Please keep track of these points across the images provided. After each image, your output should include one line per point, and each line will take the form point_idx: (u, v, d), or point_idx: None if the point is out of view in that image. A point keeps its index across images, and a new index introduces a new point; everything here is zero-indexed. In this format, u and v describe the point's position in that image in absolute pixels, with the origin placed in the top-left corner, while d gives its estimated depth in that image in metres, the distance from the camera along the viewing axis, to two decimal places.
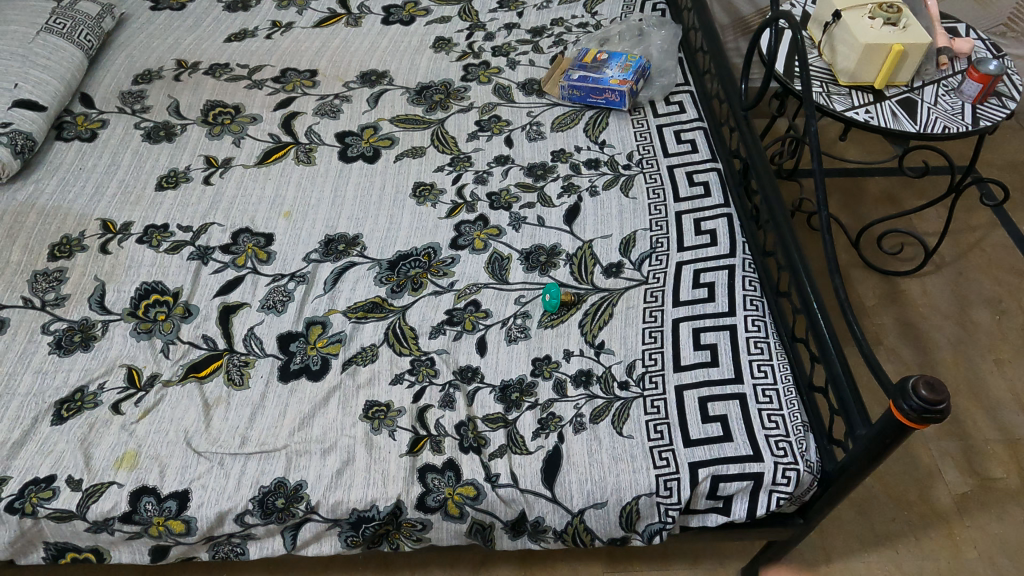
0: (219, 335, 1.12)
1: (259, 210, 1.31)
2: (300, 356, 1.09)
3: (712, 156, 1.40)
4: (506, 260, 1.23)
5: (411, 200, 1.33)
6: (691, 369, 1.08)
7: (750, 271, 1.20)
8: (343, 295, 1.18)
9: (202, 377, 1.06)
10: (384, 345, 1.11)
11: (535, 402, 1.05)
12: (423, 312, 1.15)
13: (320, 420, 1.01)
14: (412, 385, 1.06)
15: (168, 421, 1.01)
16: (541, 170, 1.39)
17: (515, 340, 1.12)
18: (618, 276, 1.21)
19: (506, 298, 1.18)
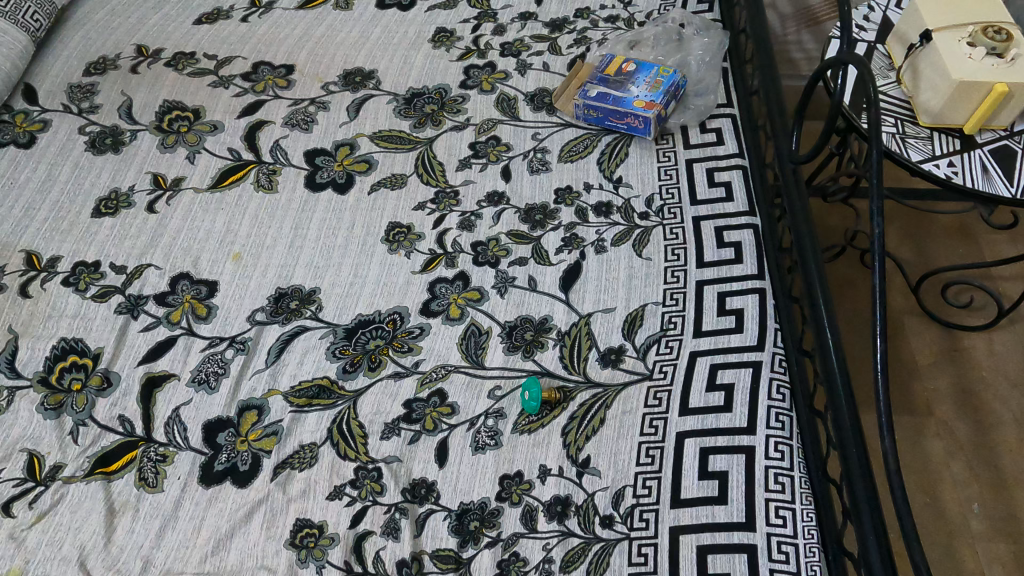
0: (138, 416, 0.96)
1: (205, 250, 1.12)
2: (227, 453, 0.93)
3: (749, 207, 1.16)
4: (484, 336, 1.03)
5: (382, 245, 1.13)
6: (693, 505, 0.89)
7: (779, 373, 0.98)
8: (287, 370, 1.00)
9: (110, 474, 0.90)
10: (326, 445, 0.93)
11: (496, 537, 0.86)
12: (378, 402, 0.97)
13: (238, 543, 0.85)
14: (352, 504, 0.88)
15: (63, 530, 0.86)
16: (540, 213, 1.16)
17: (483, 449, 0.93)
18: (617, 366, 1.00)
19: (478, 389, 0.98)
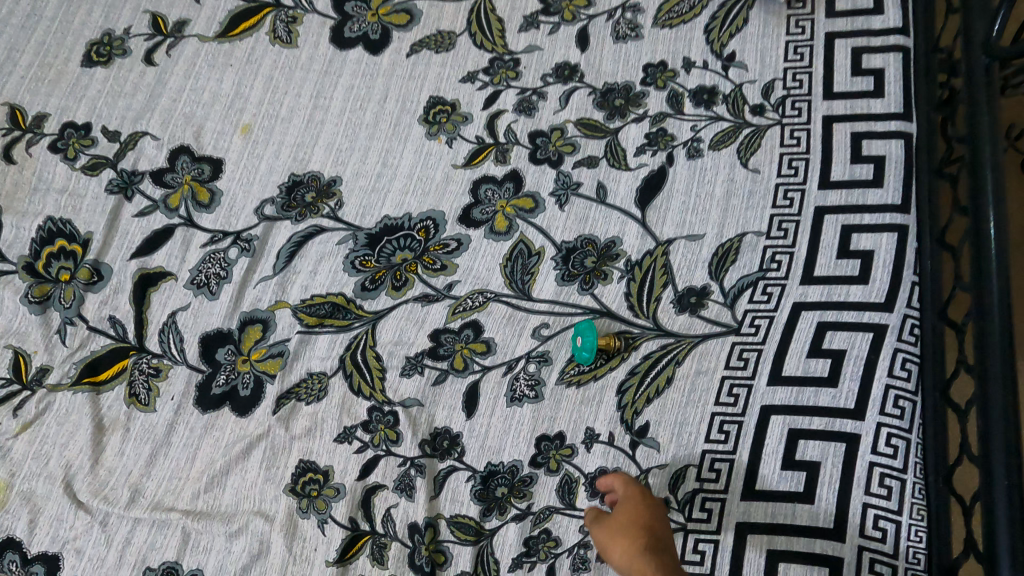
0: (131, 319, 0.83)
1: (210, 118, 0.93)
2: (226, 373, 0.81)
3: (903, 108, 0.86)
4: (534, 258, 0.83)
5: (419, 128, 0.91)
6: (768, 499, 0.72)
7: (907, 343, 0.76)
8: (298, 280, 0.84)
9: (99, 384, 0.80)
10: (337, 377, 0.79)
11: (526, 510, 0.73)
12: (400, 330, 0.81)
13: (234, 481, 0.75)
14: (362, 450, 0.76)
15: (51, 444, 0.78)
16: (621, 99, 0.90)
17: (520, 401, 0.77)
18: (696, 313, 0.80)
19: (520, 325, 0.80)
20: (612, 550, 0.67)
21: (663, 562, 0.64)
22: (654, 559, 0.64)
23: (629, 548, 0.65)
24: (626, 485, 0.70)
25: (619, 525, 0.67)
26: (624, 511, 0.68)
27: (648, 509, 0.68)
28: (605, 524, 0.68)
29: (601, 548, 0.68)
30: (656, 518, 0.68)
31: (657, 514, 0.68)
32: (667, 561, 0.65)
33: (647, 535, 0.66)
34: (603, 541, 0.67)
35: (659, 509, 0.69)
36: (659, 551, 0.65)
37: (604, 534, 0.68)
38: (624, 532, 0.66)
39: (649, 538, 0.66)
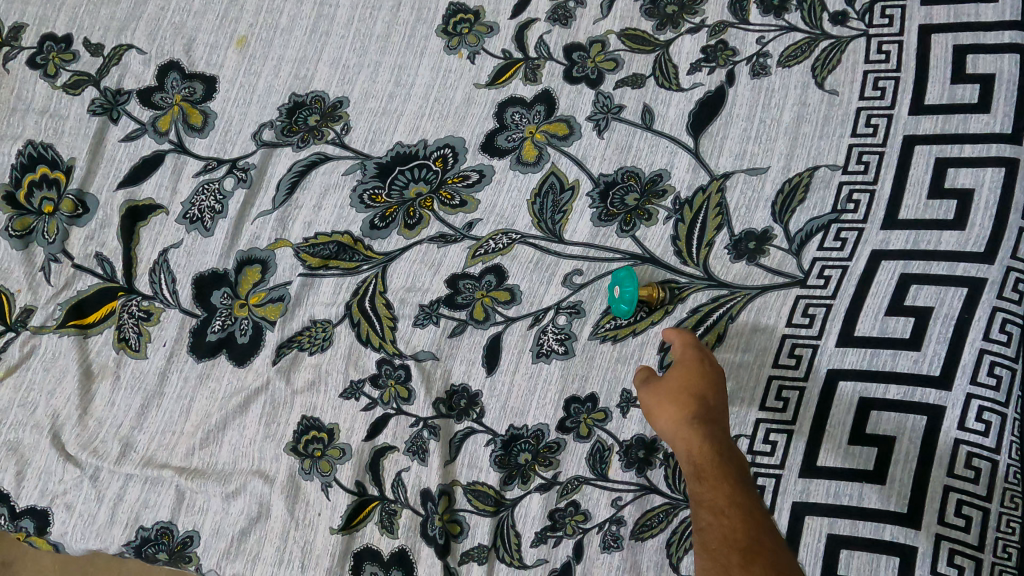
0: (119, 256, 0.75)
1: (201, 28, 0.81)
2: (222, 318, 0.73)
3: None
4: (566, 194, 0.72)
5: (437, 41, 0.78)
6: (831, 477, 0.62)
7: (1009, 300, 0.63)
8: (300, 216, 0.75)
9: (86, 328, 0.73)
10: (344, 325, 0.71)
11: (552, 479, 0.65)
12: (413, 273, 0.72)
13: (231, 437, 0.69)
14: (370, 408, 0.68)
15: (37, 391, 0.72)
16: (675, 4, 0.76)
17: (547, 358, 0.68)
18: (754, 260, 0.68)
19: (549, 272, 0.70)
20: (657, 409, 0.58)
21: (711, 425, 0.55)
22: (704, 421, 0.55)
23: (675, 411, 0.56)
24: (685, 344, 0.61)
25: (671, 384, 0.58)
26: (679, 372, 0.59)
27: (706, 373, 0.58)
28: (655, 382, 0.60)
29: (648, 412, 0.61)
30: (714, 381, 0.58)
31: (715, 378, 0.58)
32: (719, 427, 0.55)
33: (700, 397, 0.56)
34: (649, 398, 0.59)
35: (719, 373, 0.59)
36: (712, 415, 0.56)
37: (652, 393, 0.59)
38: (673, 394, 0.57)
39: (702, 400, 0.56)
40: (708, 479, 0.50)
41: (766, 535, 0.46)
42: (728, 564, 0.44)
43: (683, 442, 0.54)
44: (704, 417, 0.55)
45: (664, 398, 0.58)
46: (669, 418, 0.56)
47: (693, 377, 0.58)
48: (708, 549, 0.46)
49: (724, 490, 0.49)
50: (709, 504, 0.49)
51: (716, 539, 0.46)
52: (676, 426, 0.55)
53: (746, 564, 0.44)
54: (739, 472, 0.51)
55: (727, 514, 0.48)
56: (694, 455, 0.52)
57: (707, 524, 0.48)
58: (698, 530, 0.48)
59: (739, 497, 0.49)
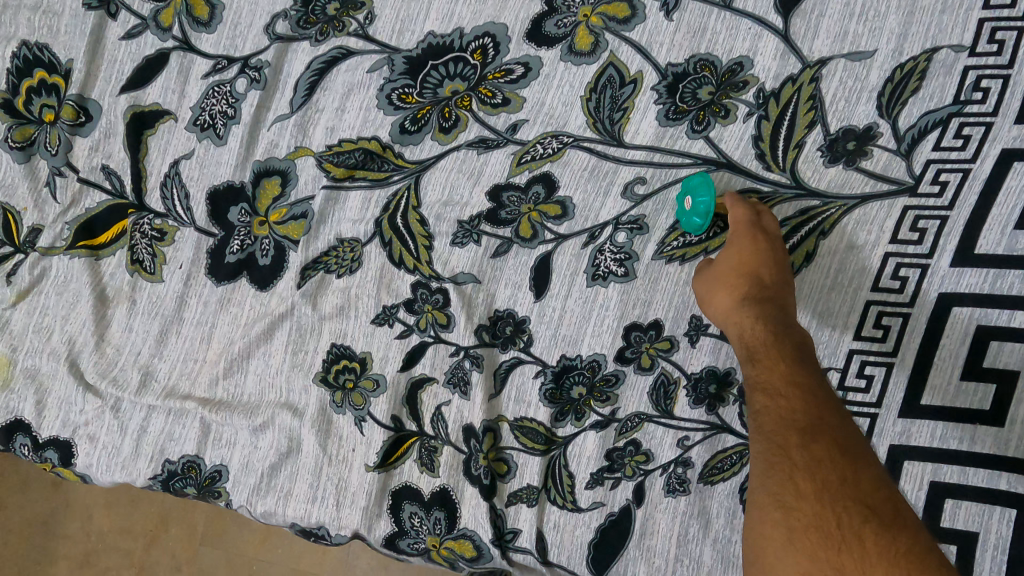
0: (127, 170, 0.68)
1: None
2: (241, 237, 0.66)
3: None
4: (627, 88, 0.61)
5: None
6: (937, 418, 0.54)
7: None
8: (322, 120, 0.66)
9: (97, 249, 0.67)
10: (373, 244, 0.63)
11: (609, 416, 0.58)
12: (450, 184, 0.63)
13: (257, 366, 0.63)
14: (406, 336, 0.61)
15: (51, 316, 0.66)
16: None
17: (604, 280, 0.59)
18: (853, 165, 0.58)
19: (607, 181, 0.61)
20: (711, 293, 0.54)
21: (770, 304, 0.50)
22: (759, 301, 0.50)
23: (729, 293, 0.52)
24: (741, 214, 0.55)
25: (724, 265, 0.54)
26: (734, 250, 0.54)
27: (764, 248, 0.53)
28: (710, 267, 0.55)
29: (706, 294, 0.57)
30: (775, 257, 0.53)
31: (772, 250, 0.53)
32: (776, 304, 0.51)
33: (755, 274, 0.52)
34: (704, 284, 0.55)
35: (778, 244, 0.53)
36: (769, 293, 0.51)
37: (705, 278, 0.55)
38: (728, 275, 0.53)
39: (756, 277, 0.52)
40: (764, 356, 0.47)
41: (828, 411, 0.42)
42: (784, 442, 0.41)
43: (737, 327, 0.50)
44: (760, 296, 0.51)
45: (719, 280, 0.54)
46: (723, 301, 0.52)
47: (747, 253, 0.53)
48: (762, 428, 0.43)
49: (780, 366, 0.45)
50: (763, 383, 0.45)
51: (770, 417, 0.43)
52: (730, 311, 0.52)
53: (805, 441, 0.41)
54: (798, 346, 0.47)
55: (784, 391, 0.44)
56: (747, 336, 0.49)
57: (761, 404, 0.44)
58: (752, 410, 0.45)
59: (798, 372, 0.45)
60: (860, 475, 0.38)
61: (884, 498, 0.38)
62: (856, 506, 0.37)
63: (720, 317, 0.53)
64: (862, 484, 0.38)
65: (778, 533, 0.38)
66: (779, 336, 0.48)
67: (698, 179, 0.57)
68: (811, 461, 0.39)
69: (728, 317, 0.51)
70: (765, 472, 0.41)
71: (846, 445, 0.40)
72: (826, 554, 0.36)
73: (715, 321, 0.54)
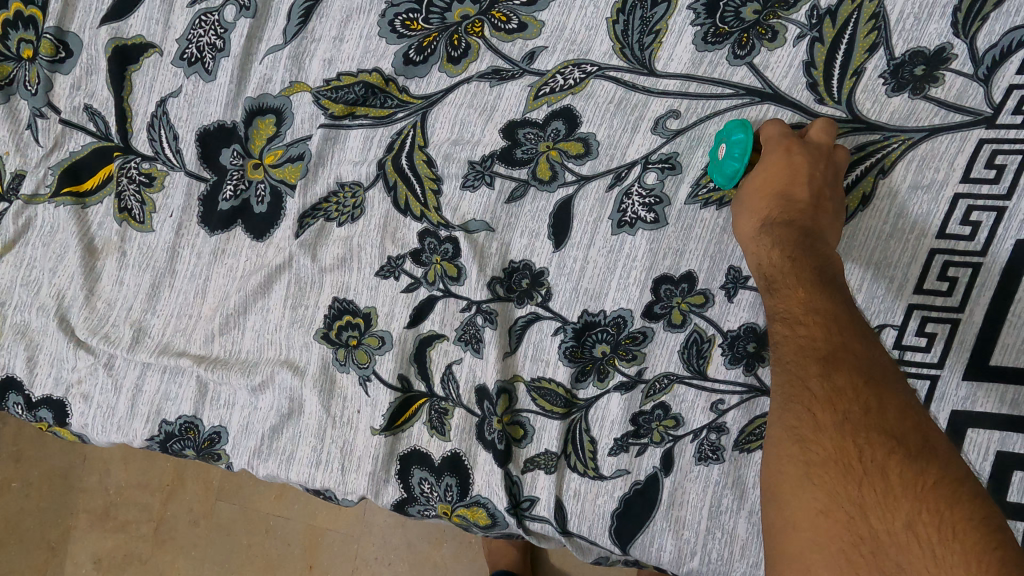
0: (111, 109, 0.63)
1: None
2: (235, 182, 0.60)
3: None
4: (660, 7, 0.54)
5: None
6: (1008, 380, 0.48)
7: None
8: (319, 51, 0.60)
9: (83, 197, 0.62)
10: (376, 189, 0.57)
11: (636, 377, 0.53)
12: (460, 121, 0.57)
13: (255, 322, 0.59)
14: (413, 289, 0.56)
15: (38, 269, 0.62)
16: None
17: (632, 227, 0.53)
18: (921, 92, 0.50)
19: (635, 116, 0.54)
20: (738, 219, 0.49)
21: (796, 227, 0.45)
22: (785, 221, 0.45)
23: (754, 218, 0.48)
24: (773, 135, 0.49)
25: (749, 190, 0.49)
26: (759, 170, 0.49)
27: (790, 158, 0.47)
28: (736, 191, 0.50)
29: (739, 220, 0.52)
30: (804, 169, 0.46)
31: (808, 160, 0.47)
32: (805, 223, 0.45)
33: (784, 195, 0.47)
34: (733, 210, 0.50)
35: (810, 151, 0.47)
36: (798, 212, 0.46)
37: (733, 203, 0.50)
38: (754, 197, 0.48)
39: (785, 198, 0.47)
40: (785, 282, 0.42)
41: (852, 338, 0.38)
42: (803, 375, 0.37)
43: (759, 254, 0.46)
44: (785, 217, 0.46)
45: (744, 202, 0.49)
46: (748, 225, 0.48)
47: (774, 170, 0.47)
48: (780, 362, 0.39)
49: (801, 294, 0.41)
50: (783, 314, 0.41)
51: (790, 349, 0.39)
52: (754, 238, 0.47)
53: (825, 371, 0.37)
54: (824, 269, 0.42)
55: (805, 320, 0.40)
56: (769, 262, 0.44)
57: (780, 336, 0.40)
58: (772, 345, 0.41)
59: (821, 299, 0.40)
60: (884, 403, 0.34)
61: (913, 428, 0.33)
62: (880, 437, 0.33)
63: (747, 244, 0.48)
64: (889, 414, 0.34)
65: (793, 469, 0.35)
66: (802, 258, 0.43)
67: (739, 133, 0.49)
68: (831, 393, 0.36)
69: (752, 244, 0.47)
70: (782, 406, 0.37)
71: (870, 373, 0.36)
72: (844, 490, 0.33)
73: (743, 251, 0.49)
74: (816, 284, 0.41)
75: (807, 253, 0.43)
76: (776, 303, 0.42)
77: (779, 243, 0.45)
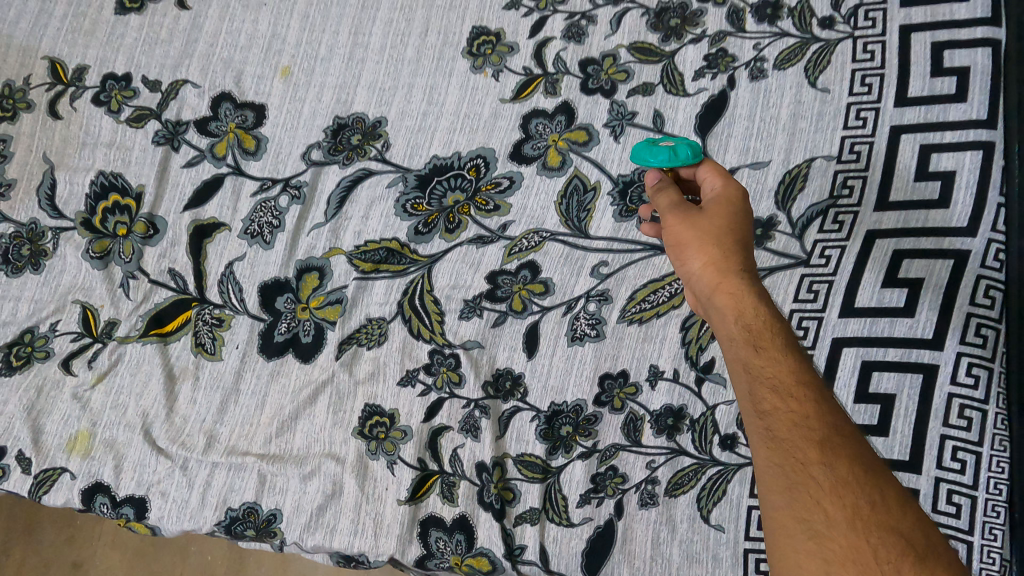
0: (190, 271, 0.84)
1: (248, 61, 0.91)
2: (288, 321, 0.81)
3: (992, 12, 0.75)
4: (589, 194, 0.80)
5: (463, 61, 0.87)
6: None
7: (991, 268, 0.70)
8: (351, 226, 0.83)
9: (167, 336, 0.82)
10: (397, 322, 0.79)
11: (592, 448, 0.74)
12: (456, 272, 0.80)
13: (304, 425, 0.77)
14: (426, 393, 0.77)
15: (125, 395, 0.80)
16: (677, 17, 0.83)
17: (581, 340, 0.76)
18: (762, 245, 0.77)
19: (578, 265, 0.78)
20: (697, 242, 0.54)
21: (762, 290, 0.52)
22: (746, 271, 0.53)
23: (718, 252, 0.53)
24: (714, 175, 0.61)
25: (717, 222, 0.55)
26: (725, 211, 0.56)
27: (745, 222, 0.56)
28: (700, 216, 0.56)
29: (676, 235, 0.56)
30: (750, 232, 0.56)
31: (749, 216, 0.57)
32: (756, 274, 0.54)
33: (743, 243, 0.54)
34: (696, 226, 0.55)
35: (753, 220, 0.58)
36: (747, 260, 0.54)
37: (697, 225, 0.55)
38: (715, 237, 0.54)
39: (742, 245, 0.55)
40: (766, 350, 0.49)
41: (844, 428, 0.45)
42: (809, 464, 0.44)
43: (735, 303, 0.51)
44: (744, 262, 0.53)
45: (703, 235, 0.54)
46: (709, 261, 0.54)
47: (738, 222, 0.56)
48: (779, 439, 0.45)
49: (793, 372, 0.47)
50: (778, 385, 0.47)
51: (789, 428, 0.45)
52: (721, 267, 0.53)
53: (825, 459, 0.44)
54: (796, 343, 0.50)
55: (798, 399, 0.46)
56: (746, 317, 0.50)
57: (780, 413, 0.46)
58: (765, 415, 0.46)
59: (813, 385, 0.47)
60: (883, 497, 0.42)
61: (911, 525, 0.41)
62: (886, 534, 0.41)
63: (698, 275, 0.54)
64: (885, 503, 0.42)
65: (813, 559, 0.41)
66: (774, 325, 0.50)
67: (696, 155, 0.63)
68: (835, 484, 0.43)
69: (717, 283, 0.53)
70: (792, 493, 0.43)
71: (868, 467, 0.44)
72: None
73: (700, 263, 0.54)
74: (801, 362, 0.48)
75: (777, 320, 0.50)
76: (767, 369, 0.48)
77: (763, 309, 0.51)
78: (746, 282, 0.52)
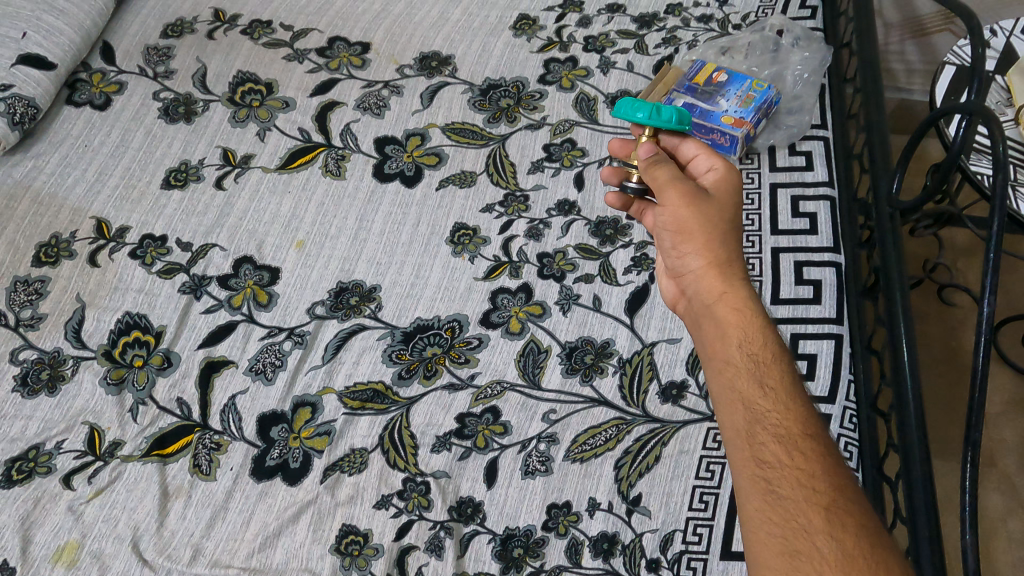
0: (196, 400, 0.97)
1: (270, 233, 1.12)
2: (280, 448, 0.93)
3: (833, 243, 1.07)
4: (542, 355, 1.00)
5: (446, 247, 1.10)
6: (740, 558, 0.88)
7: (848, 430, 0.94)
8: (343, 369, 1.00)
9: (166, 457, 0.92)
10: (377, 452, 0.93)
11: (539, 567, 0.86)
12: (430, 413, 0.96)
13: (285, 541, 0.87)
14: (398, 515, 0.88)
15: (119, 509, 0.88)
16: (610, 229, 1.11)
17: (533, 474, 0.91)
18: (677, 402, 0.96)
19: (532, 411, 0.96)
20: (698, 236, 0.78)
21: (765, 324, 0.72)
22: (737, 281, 0.76)
23: (719, 258, 0.77)
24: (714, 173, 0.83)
25: (713, 213, 0.78)
26: (722, 210, 0.79)
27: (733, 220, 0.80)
28: (703, 205, 0.78)
29: (681, 216, 0.79)
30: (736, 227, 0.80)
31: (735, 194, 0.82)
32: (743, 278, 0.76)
33: (734, 247, 0.78)
34: (693, 209, 0.78)
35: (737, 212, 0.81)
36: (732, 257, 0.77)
37: (699, 213, 0.78)
38: (716, 244, 0.77)
39: (730, 237, 0.78)
40: (773, 399, 0.66)
41: (843, 498, 0.59)
42: (815, 535, 0.57)
43: (746, 335, 0.71)
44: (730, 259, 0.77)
45: (706, 239, 0.77)
46: (710, 264, 0.77)
47: (727, 213, 0.80)
48: (784, 503, 0.59)
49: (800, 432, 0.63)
50: (787, 438, 0.63)
51: (795, 491, 0.60)
52: (713, 264, 0.77)
53: (829, 532, 0.57)
54: (803, 398, 0.66)
55: (803, 459, 0.61)
56: (759, 356, 0.69)
57: (790, 477, 0.61)
58: (774, 470, 0.61)
59: (818, 456, 0.62)
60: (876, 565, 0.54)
61: None
62: None
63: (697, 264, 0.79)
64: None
65: None
66: (779, 370, 0.68)
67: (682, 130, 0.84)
68: (837, 553, 0.55)
69: (719, 289, 0.76)
70: (798, 557, 0.56)
71: (863, 534, 0.56)
72: None
73: (696, 252, 0.79)
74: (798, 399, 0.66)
75: (775, 346, 0.70)
76: (772, 415, 0.65)
77: (771, 356, 0.69)
78: (741, 289, 0.75)
